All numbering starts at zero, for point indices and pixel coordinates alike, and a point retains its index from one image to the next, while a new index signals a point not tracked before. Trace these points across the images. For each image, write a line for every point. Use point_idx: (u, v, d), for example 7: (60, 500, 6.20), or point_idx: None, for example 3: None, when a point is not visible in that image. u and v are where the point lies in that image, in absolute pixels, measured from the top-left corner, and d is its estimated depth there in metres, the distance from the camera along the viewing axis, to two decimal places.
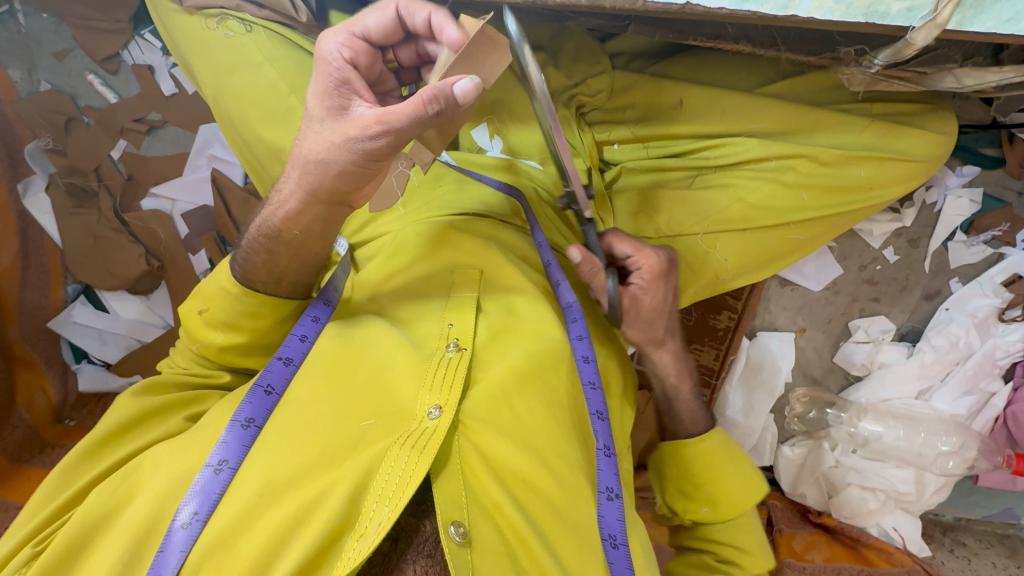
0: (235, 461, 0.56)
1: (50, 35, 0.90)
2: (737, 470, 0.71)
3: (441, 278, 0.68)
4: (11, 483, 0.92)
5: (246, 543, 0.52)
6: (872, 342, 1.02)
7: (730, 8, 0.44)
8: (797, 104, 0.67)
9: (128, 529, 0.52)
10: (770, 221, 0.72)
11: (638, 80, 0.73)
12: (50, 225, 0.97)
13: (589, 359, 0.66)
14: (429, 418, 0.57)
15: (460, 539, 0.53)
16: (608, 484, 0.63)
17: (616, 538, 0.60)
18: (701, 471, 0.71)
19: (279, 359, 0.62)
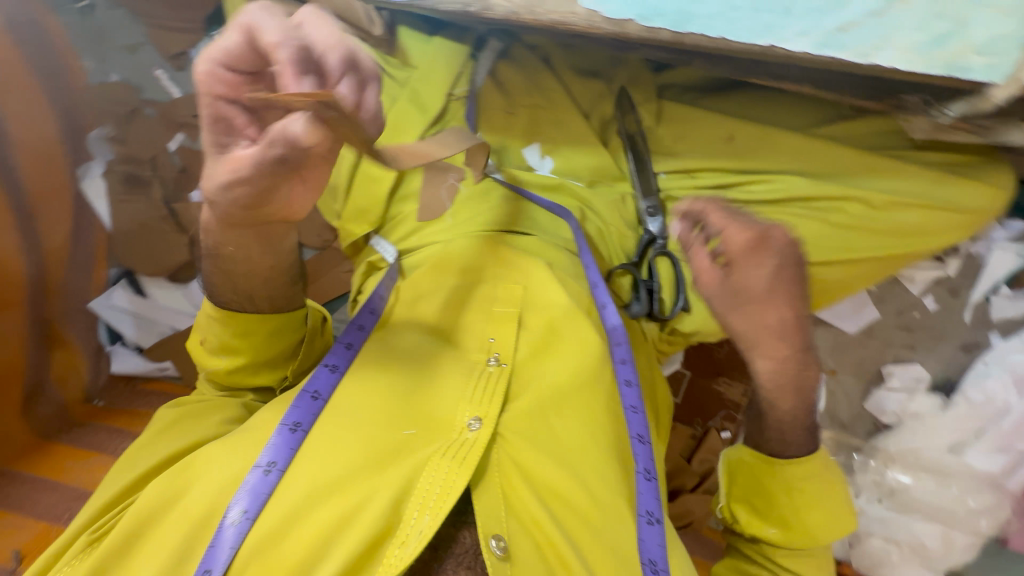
0: (283, 463, 0.57)
1: (123, 30, 0.94)
2: (827, 501, 0.67)
3: (484, 292, 0.69)
4: (35, 460, 0.89)
5: (292, 542, 0.54)
6: (905, 390, 0.99)
7: (809, 52, 0.42)
8: (851, 148, 0.67)
9: (183, 526, 0.55)
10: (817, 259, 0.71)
11: (690, 111, 0.74)
12: (103, 209, 1.00)
13: (631, 384, 0.67)
14: (469, 430, 0.59)
15: (500, 554, 0.55)
16: (648, 507, 0.63)
17: (655, 563, 0.59)
18: (783, 488, 0.67)
19: (326, 365, 0.63)
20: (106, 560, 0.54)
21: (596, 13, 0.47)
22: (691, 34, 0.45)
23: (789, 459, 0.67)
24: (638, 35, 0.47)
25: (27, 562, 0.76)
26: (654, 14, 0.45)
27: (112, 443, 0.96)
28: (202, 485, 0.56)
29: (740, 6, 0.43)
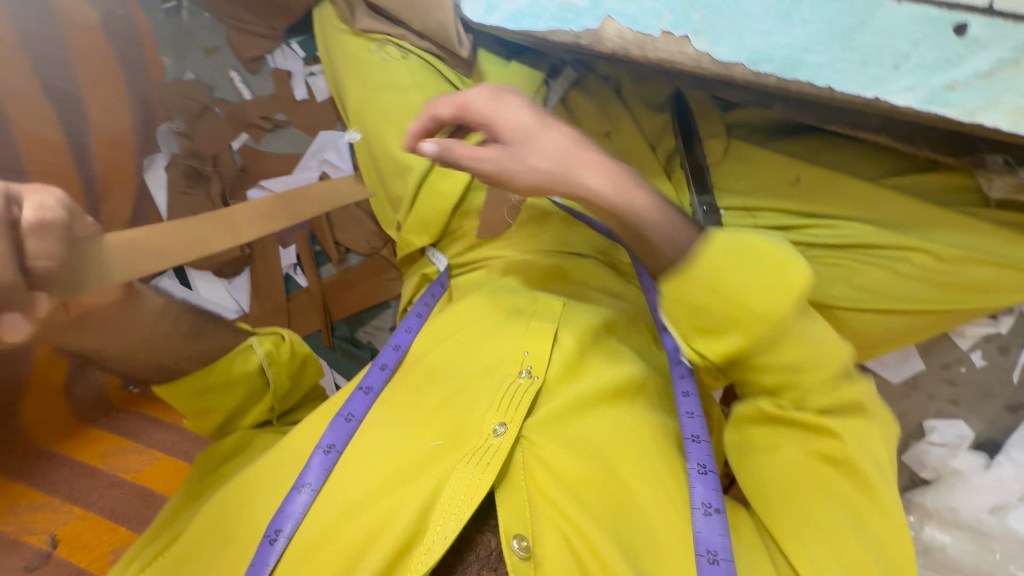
0: (317, 484, 0.62)
1: (205, 32, 0.99)
2: (762, 273, 0.55)
3: (524, 308, 0.71)
4: (74, 443, 0.86)
5: (327, 555, 0.57)
6: (947, 446, 0.98)
7: (916, 106, 0.49)
8: (921, 201, 0.68)
9: (233, 544, 0.60)
10: (879, 306, 0.71)
11: (755, 152, 0.75)
12: (160, 199, 0.95)
13: (689, 394, 0.66)
14: (494, 435, 0.60)
15: (522, 554, 0.56)
16: (704, 498, 0.59)
17: (717, 553, 0.55)
18: (717, 290, 0.55)
19: (360, 389, 0.70)
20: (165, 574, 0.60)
21: (705, 53, 0.54)
22: (799, 80, 0.51)
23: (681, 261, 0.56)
24: (744, 78, 0.53)
25: (61, 550, 0.79)
26: (763, 60, 0.52)
27: (148, 433, 0.96)
28: (259, 504, 0.62)
29: (849, 59, 0.49)
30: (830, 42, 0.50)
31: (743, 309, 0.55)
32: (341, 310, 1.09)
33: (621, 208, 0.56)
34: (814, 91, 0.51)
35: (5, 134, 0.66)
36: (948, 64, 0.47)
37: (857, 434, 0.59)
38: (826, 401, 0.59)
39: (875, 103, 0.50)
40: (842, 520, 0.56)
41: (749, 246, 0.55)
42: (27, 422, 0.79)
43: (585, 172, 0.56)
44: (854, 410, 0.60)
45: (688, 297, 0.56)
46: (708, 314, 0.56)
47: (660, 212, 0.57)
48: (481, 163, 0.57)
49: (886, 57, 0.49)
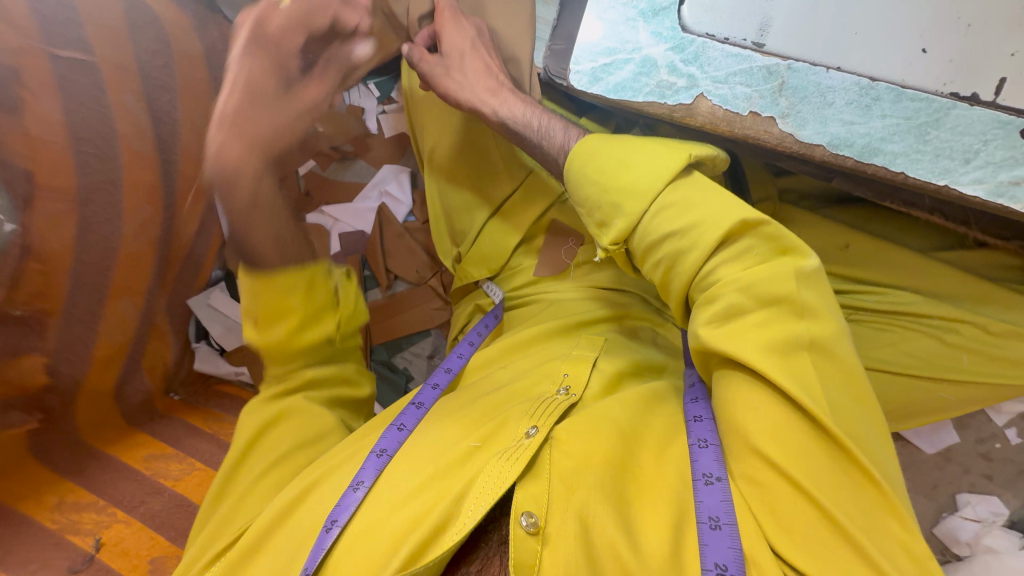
0: (370, 482, 0.62)
1: None
2: (645, 158, 0.59)
3: (572, 342, 0.75)
4: (122, 442, 0.91)
5: (376, 541, 0.57)
6: (981, 521, 0.97)
7: (984, 198, 0.52)
8: (971, 275, 0.72)
9: (296, 534, 0.60)
10: (930, 373, 0.73)
11: (811, 217, 0.78)
12: None
13: (701, 419, 0.61)
14: (526, 437, 0.61)
15: (529, 529, 0.55)
16: (706, 469, 0.56)
17: (719, 518, 0.52)
18: (608, 184, 0.59)
19: (414, 404, 0.73)
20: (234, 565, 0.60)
21: (790, 135, 0.56)
22: (875, 165, 0.54)
23: (599, 143, 0.62)
24: (824, 158, 0.55)
25: (105, 553, 0.77)
26: (843, 144, 0.54)
27: (189, 443, 0.97)
28: (312, 508, 0.62)
29: (923, 152, 0.53)
30: (906, 135, 0.53)
31: (614, 194, 0.58)
32: (382, 334, 1.12)
33: (505, 123, 0.69)
34: (883, 175, 0.54)
35: (111, 148, 0.79)
36: (1013, 164, 0.51)
37: (807, 384, 0.52)
38: (762, 339, 0.53)
39: (945, 192, 0.53)
40: (816, 480, 0.50)
41: (606, 148, 0.61)
42: (81, 423, 0.86)
43: (484, 96, 0.70)
44: (808, 349, 0.53)
45: (594, 198, 0.59)
46: (596, 210, 0.60)
47: (552, 128, 0.66)
48: (422, 65, 0.72)
49: (956, 152, 0.52)
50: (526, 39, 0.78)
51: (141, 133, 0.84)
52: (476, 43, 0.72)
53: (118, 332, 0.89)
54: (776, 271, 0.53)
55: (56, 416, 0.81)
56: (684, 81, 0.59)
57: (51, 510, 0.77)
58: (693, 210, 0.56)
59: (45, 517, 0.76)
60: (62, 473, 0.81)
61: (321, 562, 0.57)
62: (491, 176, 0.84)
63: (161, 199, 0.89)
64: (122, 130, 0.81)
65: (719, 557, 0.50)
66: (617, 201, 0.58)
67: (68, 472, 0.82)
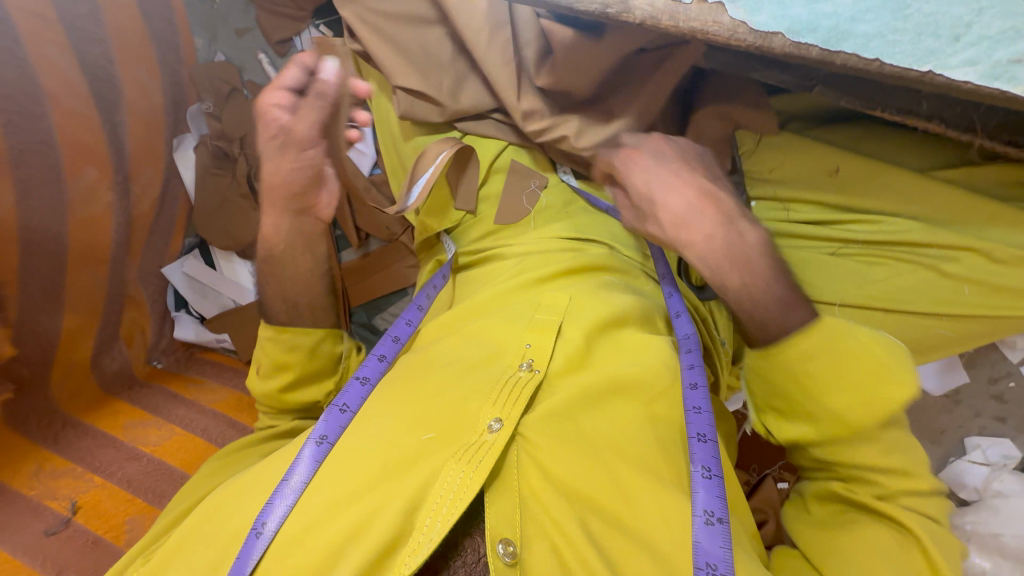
0: (308, 475, 0.62)
1: (236, 15, 1.03)
2: (861, 382, 0.54)
3: (533, 300, 0.74)
4: (101, 411, 0.93)
5: (312, 548, 0.57)
6: (991, 466, 0.92)
7: (976, 81, 0.44)
8: (975, 195, 0.65)
9: (225, 535, 0.60)
10: (923, 308, 0.68)
11: (794, 141, 0.71)
12: (189, 180, 1.05)
13: (705, 440, 0.64)
14: (488, 432, 0.62)
15: (507, 559, 0.57)
16: (707, 506, 0.60)
17: (717, 564, 0.55)
18: (809, 402, 0.57)
19: (357, 380, 0.73)
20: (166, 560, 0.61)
21: (743, 23, 0.47)
22: (844, 52, 0.45)
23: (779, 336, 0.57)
24: (785, 50, 0.47)
25: (80, 516, 0.78)
26: (806, 29, 0.46)
27: (167, 409, 0.97)
28: (236, 508, 0.62)
29: (902, 29, 0.45)
30: (879, 11, 0.45)
31: (820, 410, 0.57)
32: (361, 295, 1.09)
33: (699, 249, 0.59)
34: (854, 65, 0.45)
35: (41, 107, 0.79)
36: (1014, 37, 0.43)
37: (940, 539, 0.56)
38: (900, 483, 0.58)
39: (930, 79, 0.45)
40: None
41: (853, 345, 0.55)
42: (59, 394, 0.89)
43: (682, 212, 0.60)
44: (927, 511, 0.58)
45: (790, 394, 0.58)
46: (794, 410, 0.59)
47: (735, 253, 0.58)
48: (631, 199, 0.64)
49: (943, 27, 0.44)
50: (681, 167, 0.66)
51: (75, 92, 0.83)
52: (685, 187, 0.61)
53: (86, 303, 0.92)
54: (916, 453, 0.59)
55: (29, 385, 0.85)
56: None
57: (29, 477, 0.80)
58: (901, 457, 0.58)
59: (21, 484, 0.79)
60: (37, 442, 0.83)
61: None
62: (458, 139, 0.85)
63: (112, 165, 0.91)
64: (51, 87, 0.80)
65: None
66: (831, 424, 0.57)
67: (45, 441, 0.84)
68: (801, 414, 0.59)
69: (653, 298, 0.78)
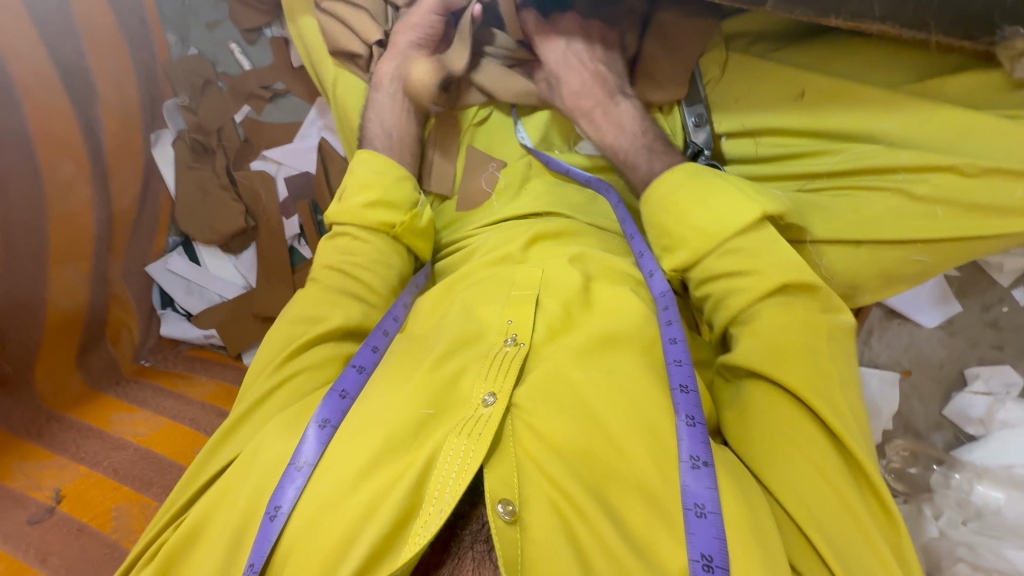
0: (312, 459, 0.58)
1: (208, 9, 1.05)
2: (717, 206, 0.63)
3: (508, 275, 0.72)
4: (87, 405, 0.92)
5: (327, 532, 0.54)
6: (993, 395, 0.92)
7: None
8: (943, 105, 0.65)
9: (231, 524, 0.57)
10: (897, 235, 0.66)
11: (760, 64, 0.73)
12: (169, 175, 1.05)
13: (687, 390, 0.60)
14: (484, 405, 0.59)
15: (507, 518, 0.54)
16: (692, 452, 0.56)
17: (705, 505, 0.53)
18: (681, 220, 0.65)
19: (353, 366, 0.67)
20: (167, 561, 0.57)
21: None
22: None
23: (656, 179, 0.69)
24: None
25: (65, 504, 0.78)
26: None
27: (156, 401, 0.96)
28: (243, 492, 0.58)
29: None
30: None
31: (690, 227, 0.64)
32: None
33: (600, 137, 0.75)
34: None
35: (12, 97, 0.82)
36: None
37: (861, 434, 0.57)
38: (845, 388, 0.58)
39: None
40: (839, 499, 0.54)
41: (706, 177, 0.66)
42: (44, 392, 0.88)
43: (581, 100, 0.75)
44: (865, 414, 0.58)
45: (667, 226, 0.66)
46: (667, 236, 0.67)
47: (613, 120, 0.74)
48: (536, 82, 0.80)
49: None
50: (606, 60, 0.75)
51: (46, 83, 0.86)
52: (573, 74, 0.75)
53: (67, 299, 0.91)
54: (778, 260, 0.61)
55: (13, 382, 0.85)
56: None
57: (13, 472, 0.80)
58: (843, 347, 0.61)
59: (6, 477, 0.79)
60: (23, 436, 0.84)
61: (268, 556, 0.54)
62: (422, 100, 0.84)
63: (89, 159, 0.92)
64: (21, 77, 0.83)
65: (703, 547, 0.51)
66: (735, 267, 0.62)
67: (30, 434, 0.85)
68: (681, 244, 0.65)
69: (618, 250, 0.77)
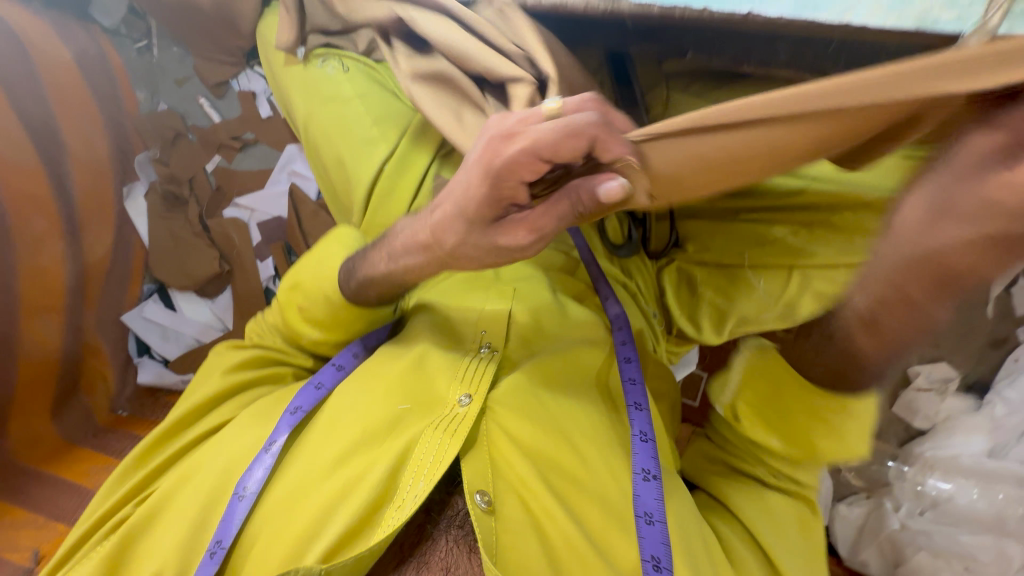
0: (285, 444, 0.64)
1: (174, 65, 1.06)
2: (849, 439, 0.57)
3: (479, 292, 0.74)
4: (65, 461, 0.93)
5: (300, 510, 0.60)
6: (934, 391, 0.97)
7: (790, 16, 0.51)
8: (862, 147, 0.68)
9: (198, 499, 0.62)
10: (826, 260, 0.71)
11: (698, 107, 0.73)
12: (143, 226, 1.08)
13: (641, 408, 0.66)
14: (459, 405, 0.63)
15: (484, 507, 0.59)
16: (644, 465, 0.62)
17: (653, 514, 0.59)
18: (791, 422, 0.60)
19: (333, 365, 0.72)
20: (133, 533, 0.62)
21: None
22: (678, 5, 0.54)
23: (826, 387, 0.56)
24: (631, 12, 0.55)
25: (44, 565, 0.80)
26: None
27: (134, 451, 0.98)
28: (212, 464, 0.64)
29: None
30: None
31: (810, 446, 0.59)
32: None
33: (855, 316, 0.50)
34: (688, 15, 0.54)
35: None
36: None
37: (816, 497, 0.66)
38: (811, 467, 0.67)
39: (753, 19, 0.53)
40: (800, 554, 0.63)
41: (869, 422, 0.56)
42: (12, 444, 0.87)
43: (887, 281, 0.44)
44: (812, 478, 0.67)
45: (783, 413, 0.60)
46: (762, 412, 0.62)
47: (909, 329, 0.46)
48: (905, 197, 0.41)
49: None
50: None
51: (19, 146, 0.89)
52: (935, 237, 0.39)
53: (40, 353, 0.92)
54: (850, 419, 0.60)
55: None
56: None
57: None
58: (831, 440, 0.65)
59: None
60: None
61: (235, 533, 0.60)
62: (369, 141, 0.82)
63: (62, 217, 0.95)
64: None
65: (653, 549, 0.57)
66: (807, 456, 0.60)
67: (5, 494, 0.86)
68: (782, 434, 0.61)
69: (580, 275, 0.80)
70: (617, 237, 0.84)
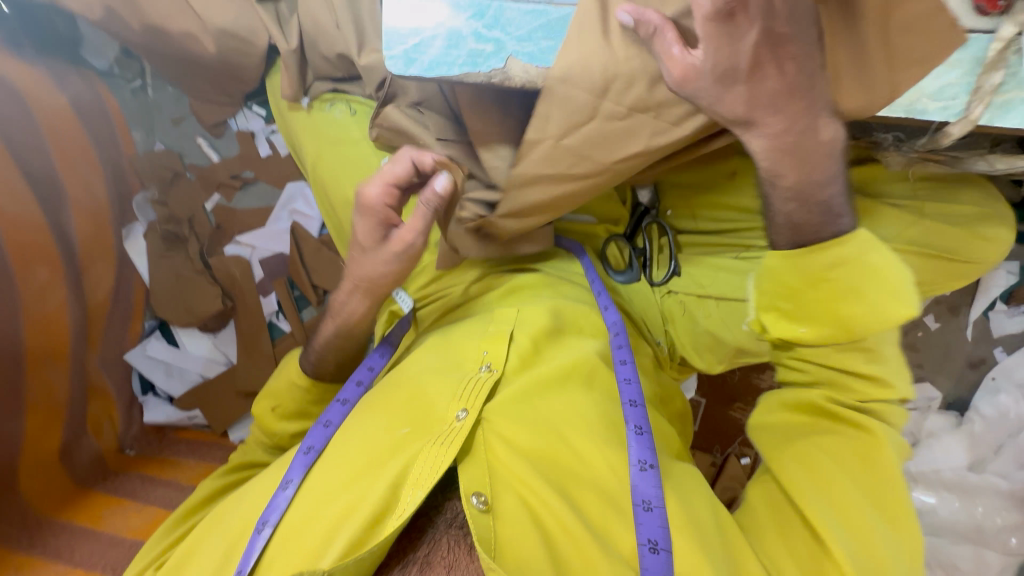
0: (298, 479, 0.65)
1: (171, 104, 1.06)
2: (875, 295, 0.57)
3: (485, 316, 0.77)
4: (77, 506, 0.93)
5: (310, 534, 0.60)
6: (919, 409, 1.04)
7: None
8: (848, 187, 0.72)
9: (221, 545, 0.64)
10: None
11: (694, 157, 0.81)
12: (143, 265, 1.07)
13: (636, 403, 0.69)
14: (456, 420, 0.65)
15: (481, 507, 0.60)
16: (640, 457, 0.64)
17: (651, 501, 0.62)
18: (813, 303, 0.60)
19: (338, 402, 0.74)
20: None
21: None
22: None
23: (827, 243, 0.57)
24: None
25: None
26: None
27: (146, 491, 0.98)
28: (235, 512, 0.67)
29: None
30: None
31: (845, 324, 0.59)
32: None
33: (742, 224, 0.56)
34: None
35: None
36: None
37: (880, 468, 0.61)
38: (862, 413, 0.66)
39: None
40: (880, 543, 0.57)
41: (875, 263, 0.57)
42: (27, 491, 0.88)
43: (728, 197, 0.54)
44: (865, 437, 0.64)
45: (797, 300, 0.61)
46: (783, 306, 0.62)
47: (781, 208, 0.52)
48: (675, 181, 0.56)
49: None
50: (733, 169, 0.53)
51: (17, 197, 0.88)
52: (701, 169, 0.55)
53: (48, 401, 0.92)
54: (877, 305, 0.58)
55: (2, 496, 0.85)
56: (493, 46, 0.56)
57: None
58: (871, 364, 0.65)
59: None
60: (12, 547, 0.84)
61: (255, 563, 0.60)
62: None
63: (62, 262, 0.94)
64: None
65: (650, 534, 0.60)
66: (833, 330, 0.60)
67: (21, 544, 0.85)
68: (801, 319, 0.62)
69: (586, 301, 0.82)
70: (618, 264, 0.87)
